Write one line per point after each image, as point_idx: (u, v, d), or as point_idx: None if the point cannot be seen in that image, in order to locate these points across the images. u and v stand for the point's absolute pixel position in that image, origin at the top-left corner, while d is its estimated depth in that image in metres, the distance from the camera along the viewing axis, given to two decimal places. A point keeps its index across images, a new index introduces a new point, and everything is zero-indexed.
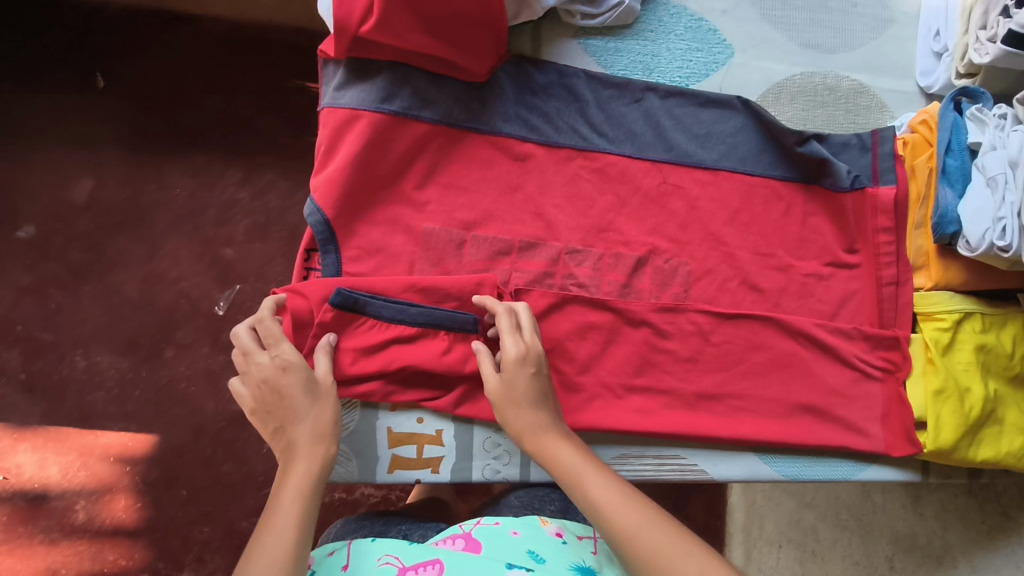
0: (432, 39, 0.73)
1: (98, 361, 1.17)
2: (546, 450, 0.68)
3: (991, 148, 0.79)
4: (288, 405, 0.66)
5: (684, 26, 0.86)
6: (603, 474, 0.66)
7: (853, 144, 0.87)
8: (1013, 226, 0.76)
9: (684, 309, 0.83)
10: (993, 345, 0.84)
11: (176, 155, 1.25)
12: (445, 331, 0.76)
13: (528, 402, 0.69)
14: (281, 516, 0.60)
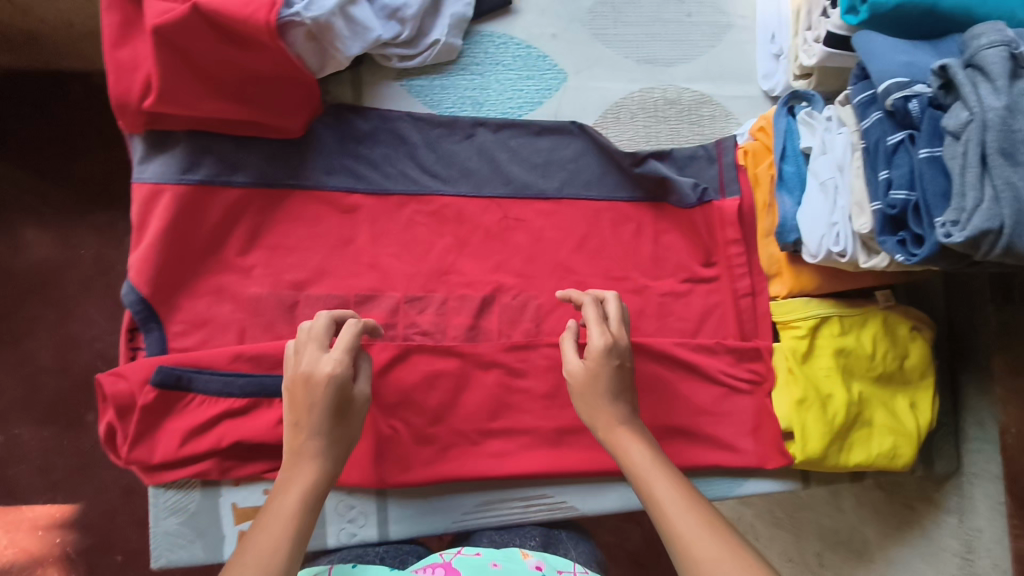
0: (228, 104, 0.72)
1: (17, 434, 1.06)
2: (620, 444, 0.68)
3: (821, 152, 0.78)
4: (322, 412, 0.62)
5: (512, 55, 0.84)
6: (671, 471, 0.65)
7: (699, 157, 0.86)
8: (846, 232, 0.75)
9: (535, 346, 0.82)
10: (853, 347, 0.83)
11: (76, 214, 1.12)
12: (279, 399, 0.75)
13: (604, 394, 0.69)
14: (285, 522, 0.57)
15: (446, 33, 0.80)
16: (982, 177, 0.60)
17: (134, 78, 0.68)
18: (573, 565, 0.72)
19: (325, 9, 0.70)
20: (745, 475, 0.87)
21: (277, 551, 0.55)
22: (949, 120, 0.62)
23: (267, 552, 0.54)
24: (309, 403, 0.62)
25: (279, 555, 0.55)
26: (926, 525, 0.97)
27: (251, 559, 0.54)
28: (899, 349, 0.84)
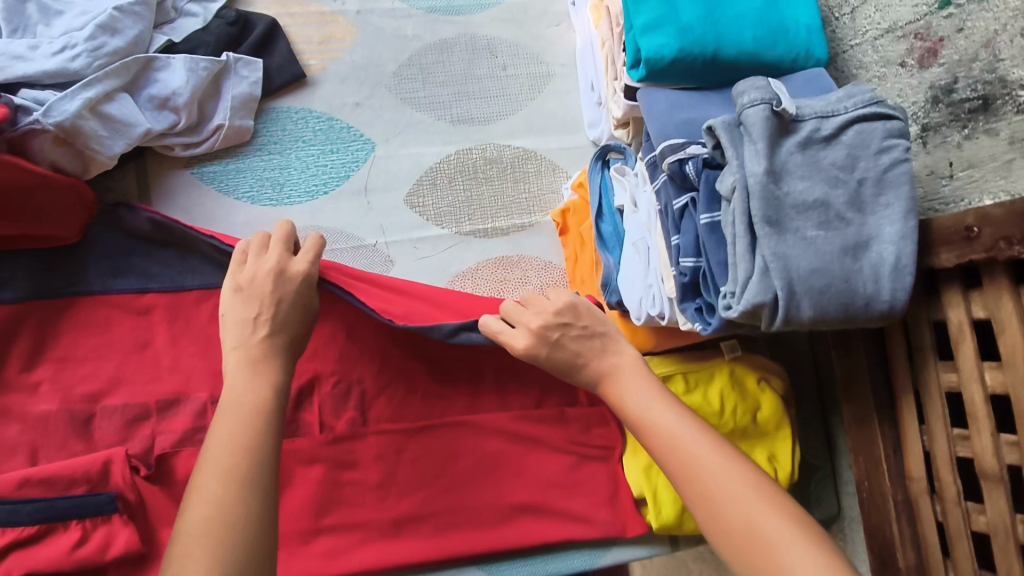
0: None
1: None
2: (602, 381, 0.62)
3: (631, 210, 0.73)
4: (289, 312, 0.60)
5: (312, 129, 0.80)
6: (666, 404, 0.57)
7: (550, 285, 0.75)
8: (660, 294, 0.70)
9: (360, 436, 0.78)
10: (698, 406, 0.79)
11: None
12: (74, 522, 0.70)
13: (563, 365, 0.63)
14: (238, 422, 0.51)
15: (229, 116, 0.75)
16: (751, 248, 0.56)
17: None
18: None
19: (68, 113, 0.66)
20: (606, 546, 0.82)
21: (238, 461, 0.48)
22: (720, 185, 0.59)
23: (229, 463, 0.48)
24: (275, 293, 0.61)
25: (243, 460, 0.49)
26: None
27: (215, 468, 0.48)
28: (748, 402, 0.80)
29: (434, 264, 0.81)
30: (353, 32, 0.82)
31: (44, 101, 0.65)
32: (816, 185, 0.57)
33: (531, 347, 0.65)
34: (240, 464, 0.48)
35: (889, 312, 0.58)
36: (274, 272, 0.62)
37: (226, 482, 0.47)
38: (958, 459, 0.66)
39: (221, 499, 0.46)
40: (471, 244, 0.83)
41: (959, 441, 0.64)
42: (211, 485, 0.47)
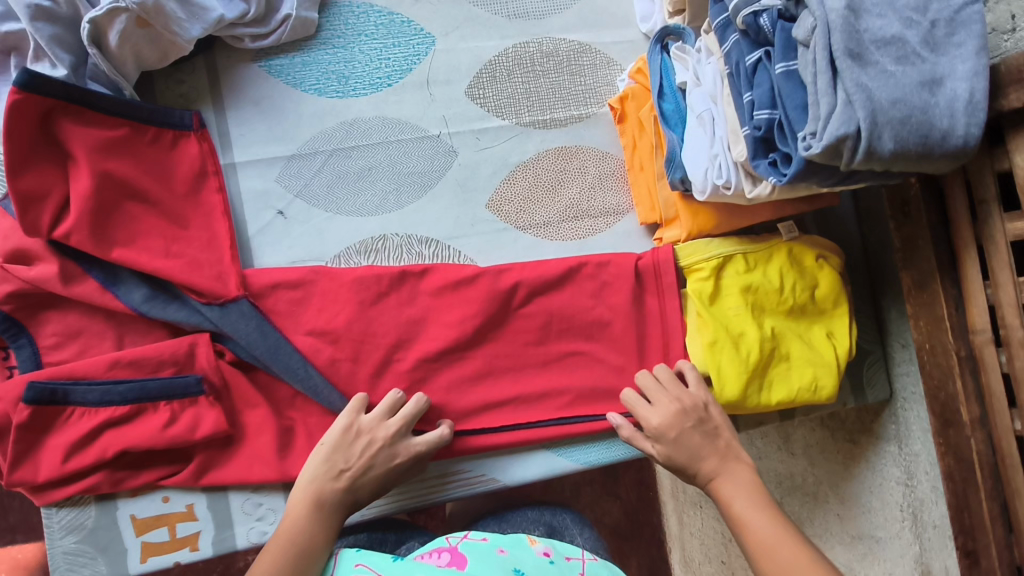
0: (119, 162, 0.71)
1: None
2: (716, 487, 0.73)
3: (695, 84, 0.75)
4: (376, 473, 0.70)
5: (374, 24, 0.81)
6: (778, 520, 0.67)
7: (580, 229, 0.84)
8: (727, 162, 0.72)
9: (430, 321, 0.79)
10: (758, 284, 0.81)
11: None
12: (164, 402, 0.72)
13: (692, 453, 0.74)
14: (293, 545, 0.64)
15: (296, 6, 0.77)
16: (833, 83, 0.58)
17: (41, 213, 0.68)
18: (580, 552, 0.69)
19: None
20: None
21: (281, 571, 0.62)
22: (798, 30, 0.60)
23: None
24: (366, 461, 0.70)
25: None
26: (869, 457, 0.98)
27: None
28: (807, 280, 0.82)
29: (497, 153, 0.83)
30: None
31: None
32: (892, 23, 0.59)
33: (658, 421, 0.76)
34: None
35: (961, 149, 0.60)
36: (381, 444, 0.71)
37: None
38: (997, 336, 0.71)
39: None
40: (531, 135, 0.84)
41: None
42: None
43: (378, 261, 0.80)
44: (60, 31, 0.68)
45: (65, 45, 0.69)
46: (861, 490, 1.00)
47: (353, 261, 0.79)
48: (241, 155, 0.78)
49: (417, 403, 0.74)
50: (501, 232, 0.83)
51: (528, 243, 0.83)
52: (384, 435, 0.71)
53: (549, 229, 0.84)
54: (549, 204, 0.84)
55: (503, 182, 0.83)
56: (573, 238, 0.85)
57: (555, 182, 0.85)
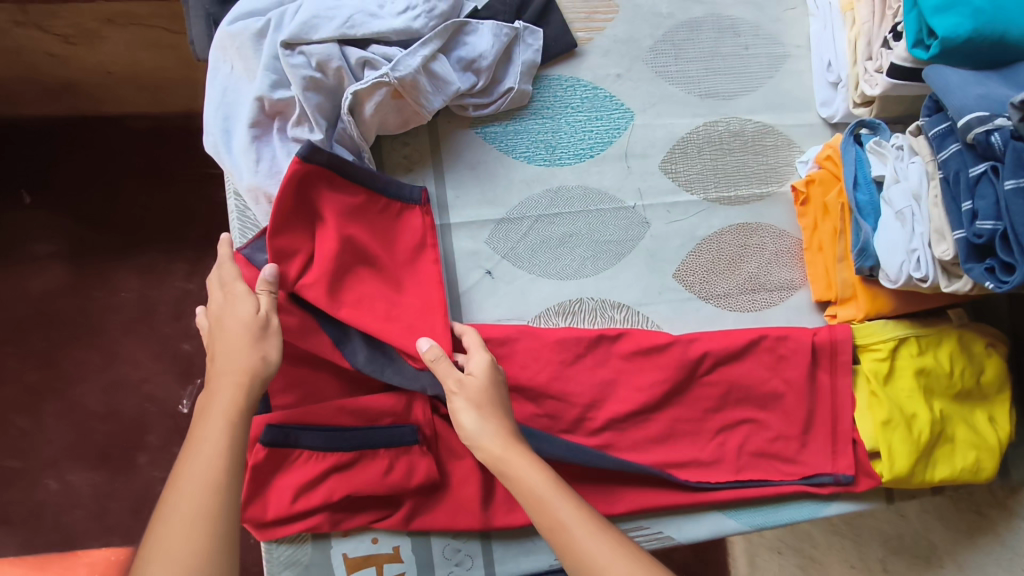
0: (354, 228, 0.75)
1: (70, 481, 1.40)
2: (507, 458, 0.65)
3: (894, 180, 0.79)
4: (227, 334, 0.64)
5: (580, 97, 0.86)
6: (571, 494, 0.63)
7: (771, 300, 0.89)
8: (926, 257, 0.76)
9: (620, 383, 0.83)
10: (932, 366, 0.85)
11: (121, 260, 1.47)
12: (382, 451, 0.76)
13: (495, 406, 0.68)
14: (206, 452, 0.56)
15: (519, 80, 0.81)
16: None
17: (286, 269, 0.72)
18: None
19: (411, 68, 0.72)
20: (832, 498, 0.88)
21: (207, 487, 0.54)
22: None
23: (197, 507, 0.53)
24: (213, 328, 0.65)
25: (223, 478, 0.55)
26: (1002, 531, 1.03)
27: (186, 508, 0.53)
28: (975, 365, 0.86)
29: (685, 227, 0.88)
30: (616, 8, 0.88)
31: (390, 57, 0.73)
32: None
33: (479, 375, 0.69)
34: (205, 494, 0.54)
35: None
36: (235, 303, 0.66)
37: (190, 522, 0.52)
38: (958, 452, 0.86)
39: (199, 536, 0.52)
40: (716, 210, 0.89)
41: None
42: (179, 530, 0.52)
43: (574, 323, 0.84)
44: (322, 99, 0.72)
45: (323, 111, 0.73)
46: (988, 560, 1.04)
47: (552, 321, 0.84)
48: (455, 216, 0.82)
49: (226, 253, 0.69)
50: (684, 301, 0.87)
51: (709, 312, 0.88)
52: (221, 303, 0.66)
53: (728, 300, 0.88)
54: (729, 277, 0.89)
55: (690, 253, 0.88)
56: (750, 308, 0.89)
57: (736, 256, 0.89)
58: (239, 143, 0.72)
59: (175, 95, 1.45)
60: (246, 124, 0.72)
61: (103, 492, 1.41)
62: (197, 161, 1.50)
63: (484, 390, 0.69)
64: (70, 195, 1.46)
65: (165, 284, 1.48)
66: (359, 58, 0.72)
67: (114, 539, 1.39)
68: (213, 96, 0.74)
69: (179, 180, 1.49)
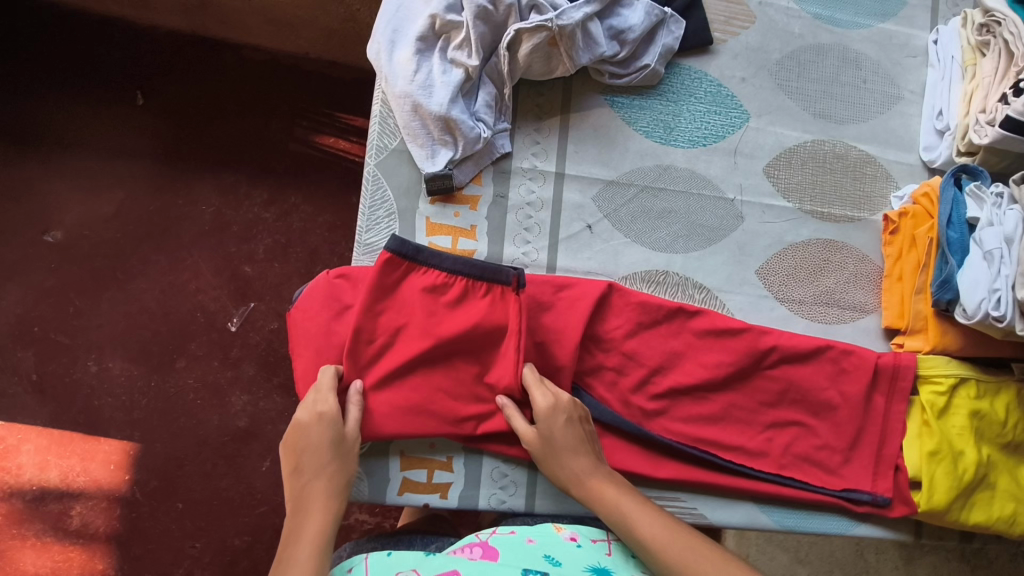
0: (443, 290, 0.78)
1: (109, 367, 1.35)
2: (590, 490, 0.74)
3: (988, 224, 0.83)
4: (318, 449, 0.72)
5: (704, 90, 0.93)
6: (651, 511, 0.72)
7: (835, 320, 0.93)
8: (1007, 298, 0.80)
9: (688, 359, 0.87)
10: (986, 411, 0.88)
11: (208, 171, 1.46)
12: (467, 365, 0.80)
13: (570, 447, 0.75)
14: (303, 556, 0.63)
15: (658, 60, 0.88)
16: None
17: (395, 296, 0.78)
18: (604, 533, 0.76)
19: (572, 21, 0.79)
20: (863, 518, 0.90)
21: None
22: None
23: None
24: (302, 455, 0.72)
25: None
26: None
27: None
28: None
29: (776, 230, 0.93)
30: (753, 19, 0.96)
31: (554, 6, 0.80)
32: None
33: (546, 417, 0.76)
34: None
35: None
36: (323, 420, 0.73)
37: None
38: (982, 494, 0.88)
39: None
40: (807, 222, 0.94)
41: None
42: None
43: (657, 292, 0.88)
44: (486, 31, 0.80)
45: (483, 42, 0.81)
46: None
47: (637, 286, 0.88)
48: (570, 168, 0.88)
49: (326, 371, 0.76)
50: (761, 298, 0.91)
51: (782, 314, 0.92)
52: (314, 416, 0.73)
53: (802, 307, 0.92)
54: (808, 286, 0.93)
55: (775, 255, 0.92)
56: (821, 320, 0.93)
57: (818, 269, 0.93)
58: (403, 53, 0.80)
59: (293, 34, 1.46)
60: (415, 38, 0.79)
61: (137, 386, 1.35)
62: (299, 90, 1.51)
63: (558, 433, 0.76)
64: (179, 95, 1.47)
65: (243, 207, 1.45)
66: (528, 2, 0.80)
67: (134, 434, 1.33)
68: (388, 11, 0.82)
69: (280, 104, 1.50)
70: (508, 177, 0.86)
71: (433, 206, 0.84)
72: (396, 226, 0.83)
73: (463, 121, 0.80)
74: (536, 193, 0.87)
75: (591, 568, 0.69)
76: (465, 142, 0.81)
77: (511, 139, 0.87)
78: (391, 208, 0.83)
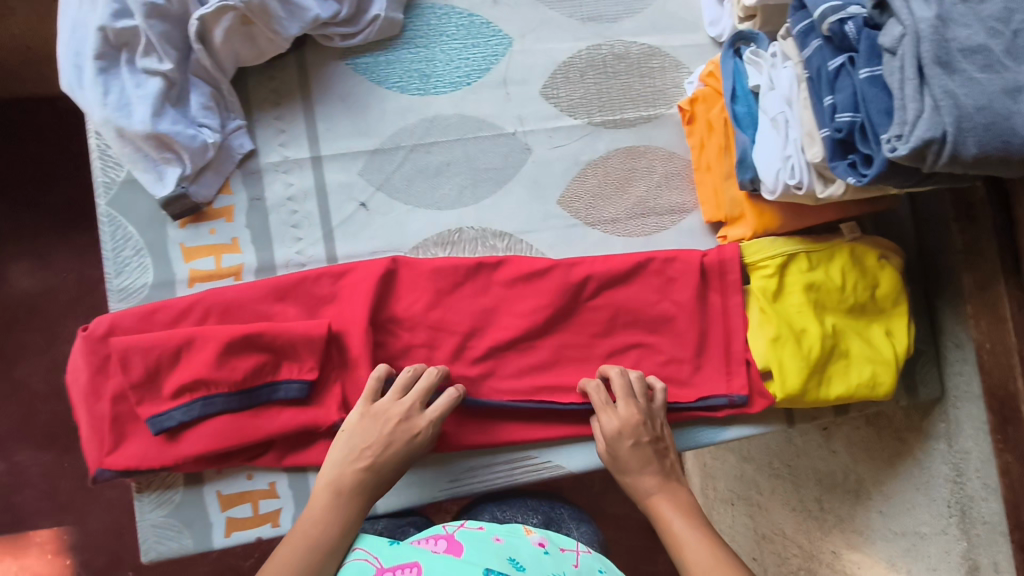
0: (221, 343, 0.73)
1: (19, 460, 1.17)
2: (661, 516, 0.73)
3: (769, 88, 0.77)
4: (394, 445, 0.71)
5: (455, 25, 0.85)
6: (717, 539, 0.70)
7: (657, 228, 0.88)
8: (800, 163, 0.75)
9: (504, 314, 0.82)
10: (821, 281, 0.83)
11: (55, 230, 1.22)
12: (263, 392, 0.75)
13: (636, 468, 0.75)
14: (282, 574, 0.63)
15: (386, 7, 0.80)
16: (920, 89, 0.60)
17: (164, 348, 0.72)
18: (575, 543, 0.73)
19: None
20: (730, 421, 0.87)
21: None
22: (884, 38, 0.62)
23: None
24: (386, 440, 0.71)
25: None
26: (917, 454, 1.01)
27: None
28: (868, 279, 0.84)
29: (569, 152, 0.86)
30: None
31: None
32: (979, 33, 0.61)
33: (614, 435, 0.76)
34: None
35: None
36: (403, 424, 0.72)
37: None
38: (839, 366, 0.84)
39: None
40: (601, 134, 0.87)
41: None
42: None
43: (454, 253, 0.83)
44: (169, 28, 0.72)
45: (171, 41, 0.72)
46: (908, 487, 1.03)
47: (430, 252, 0.82)
48: (326, 148, 0.81)
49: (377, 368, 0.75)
50: (571, 228, 0.86)
51: (596, 238, 0.86)
52: (393, 416, 0.72)
53: (617, 225, 0.87)
54: (617, 202, 0.87)
55: (574, 178, 0.86)
56: (640, 233, 0.87)
57: (624, 181, 0.87)
58: (86, 75, 0.71)
59: None
60: (91, 57, 0.70)
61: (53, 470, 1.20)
62: None
63: (629, 448, 0.75)
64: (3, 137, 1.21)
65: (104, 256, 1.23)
66: None
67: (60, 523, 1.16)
68: (64, 32, 0.73)
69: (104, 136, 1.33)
70: (259, 177, 0.79)
71: (184, 229, 0.78)
72: (149, 262, 0.77)
73: (177, 133, 0.72)
74: (295, 184, 0.80)
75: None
76: (190, 153, 0.74)
77: (253, 134, 0.80)
78: (139, 244, 0.77)
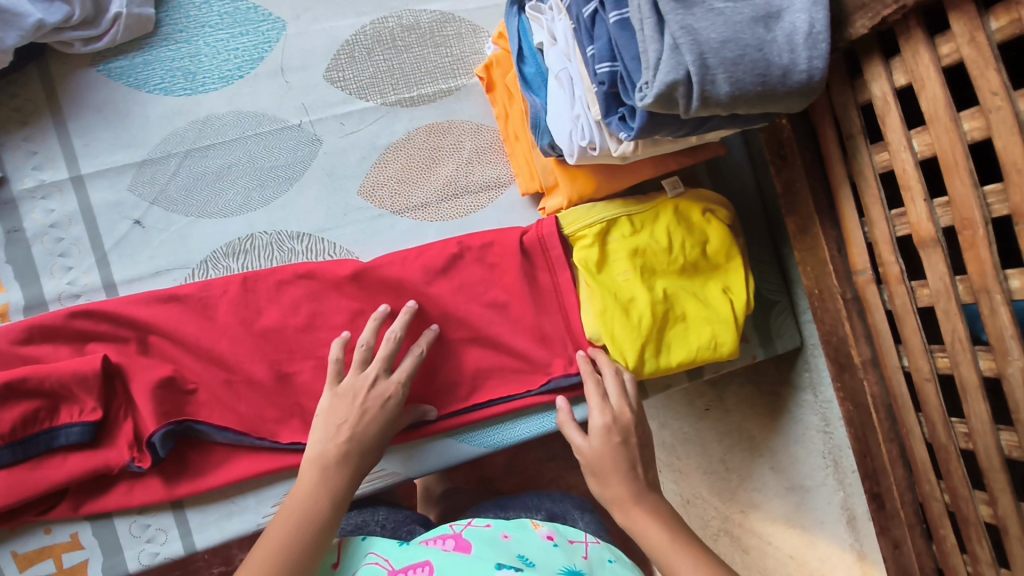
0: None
1: None
2: (635, 525, 0.64)
3: (550, 43, 0.71)
4: (370, 410, 0.66)
5: (217, 14, 0.78)
6: (691, 549, 0.60)
7: (472, 208, 0.82)
8: (588, 122, 0.68)
9: (310, 324, 0.75)
10: (645, 245, 0.77)
11: None
12: (43, 439, 0.68)
13: (619, 470, 0.67)
14: (270, 543, 0.57)
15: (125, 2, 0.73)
16: (659, 28, 0.54)
17: None
18: (583, 534, 0.67)
19: None
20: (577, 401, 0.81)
21: None
22: None
23: None
24: (366, 404, 0.66)
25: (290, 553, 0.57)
26: (790, 409, 0.97)
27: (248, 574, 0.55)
28: (696, 236, 0.79)
29: (364, 137, 0.80)
30: None
31: None
32: None
33: (603, 432, 0.69)
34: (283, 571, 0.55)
35: (806, 83, 0.56)
36: (375, 387, 0.68)
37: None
38: (677, 332, 0.78)
39: None
40: (398, 115, 0.81)
41: (940, 209, 0.58)
42: None
43: (248, 263, 0.76)
44: None
45: None
46: (793, 444, 0.99)
47: (221, 265, 0.76)
48: (87, 166, 0.74)
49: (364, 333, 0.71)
50: (377, 219, 0.80)
51: (407, 227, 0.80)
52: (365, 379, 0.68)
53: (429, 210, 0.81)
54: (424, 185, 0.81)
55: (375, 165, 0.80)
56: (454, 216, 0.82)
57: (429, 161, 0.82)
58: None
59: None
60: None
61: None
62: None
63: (616, 445, 0.68)
64: None
65: None
66: None
67: None
68: None
69: None
70: (13, 206, 0.72)
71: None
72: None
73: None
74: (57, 210, 0.73)
75: (565, 569, 0.59)
76: None
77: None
78: None
